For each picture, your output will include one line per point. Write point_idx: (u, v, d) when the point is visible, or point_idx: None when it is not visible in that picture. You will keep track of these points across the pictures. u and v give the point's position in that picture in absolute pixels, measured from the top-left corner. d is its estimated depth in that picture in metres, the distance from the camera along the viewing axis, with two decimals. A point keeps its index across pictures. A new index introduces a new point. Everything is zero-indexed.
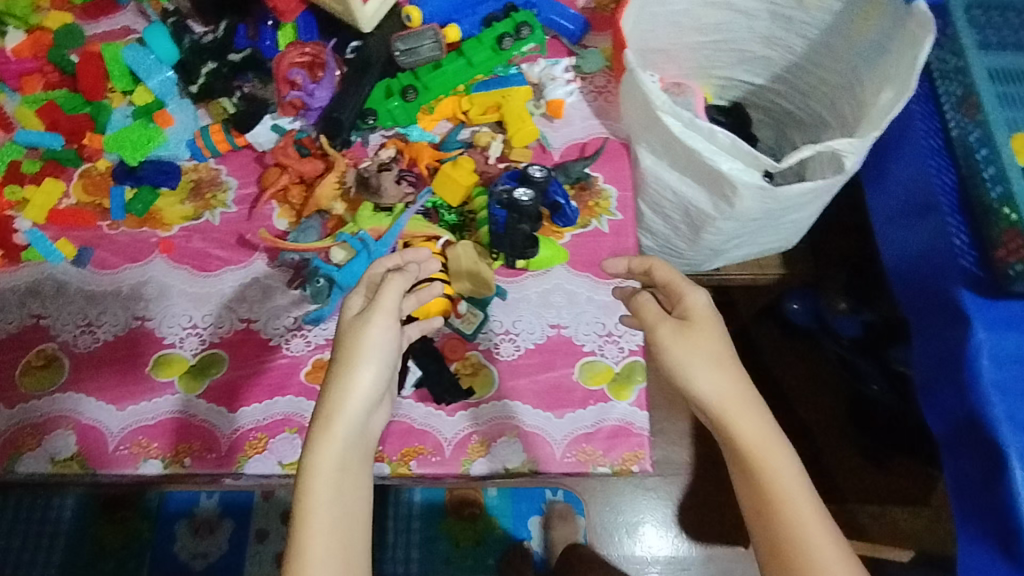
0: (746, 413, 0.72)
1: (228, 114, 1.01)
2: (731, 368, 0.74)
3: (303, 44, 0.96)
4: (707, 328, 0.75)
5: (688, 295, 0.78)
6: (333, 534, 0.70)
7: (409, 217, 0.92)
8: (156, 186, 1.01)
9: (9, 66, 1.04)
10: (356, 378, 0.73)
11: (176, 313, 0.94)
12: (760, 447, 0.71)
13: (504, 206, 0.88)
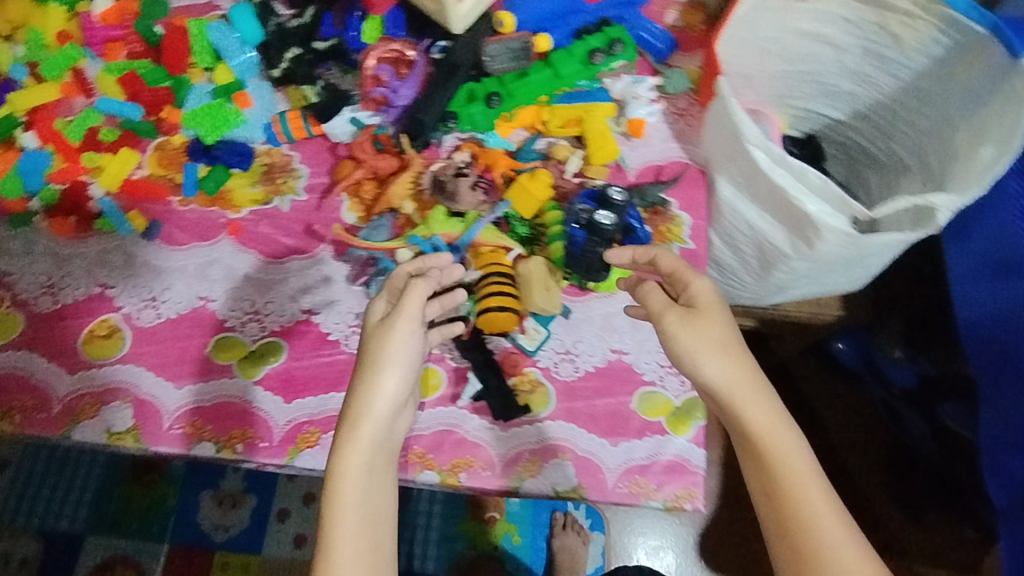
0: (752, 396, 0.71)
1: (309, 103, 1.00)
2: (739, 354, 0.73)
3: (393, 40, 0.96)
4: (715, 316, 0.75)
5: (694, 283, 0.78)
6: (362, 536, 0.69)
7: (482, 226, 0.92)
8: (229, 167, 1.00)
9: (95, 31, 1.04)
10: (382, 382, 0.73)
11: (239, 297, 0.94)
12: (767, 430, 0.70)
13: (583, 227, 0.87)
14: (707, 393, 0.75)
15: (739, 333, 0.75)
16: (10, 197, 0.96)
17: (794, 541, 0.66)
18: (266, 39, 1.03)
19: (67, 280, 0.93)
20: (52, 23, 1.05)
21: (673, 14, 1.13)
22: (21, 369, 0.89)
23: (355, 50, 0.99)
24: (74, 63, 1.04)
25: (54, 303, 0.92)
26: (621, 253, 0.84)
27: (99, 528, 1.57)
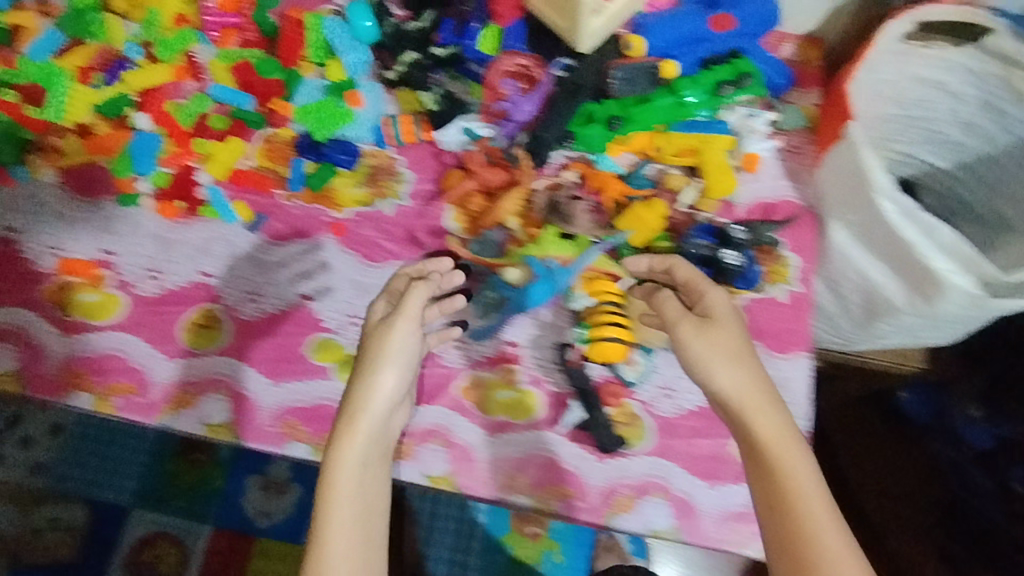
0: (764, 408, 0.69)
1: (424, 109, 0.98)
2: (751, 365, 0.71)
3: (519, 54, 0.94)
4: (729, 326, 0.73)
5: (710, 293, 0.77)
6: (356, 528, 0.67)
7: (596, 253, 0.91)
8: (334, 165, 0.99)
9: (212, 15, 1.02)
10: (379, 375, 0.75)
11: (340, 299, 0.93)
12: (777, 443, 0.67)
13: (706, 261, 0.86)
14: (718, 405, 0.73)
15: (752, 346, 0.74)
16: (119, 176, 0.95)
17: (799, 557, 0.62)
18: (381, 40, 1.02)
19: (172, 266, 0.93)
20: (167, 5, 1.03)
21: (790, 48, 1.10)
22: (123, 352, 0.88)
23: (474, 60, 0.97)
24: (187, 46, 1.03)
25: (158, 288, 0.92)
26: (638, 260, 0.86)
27: (147, 502, 1.42)
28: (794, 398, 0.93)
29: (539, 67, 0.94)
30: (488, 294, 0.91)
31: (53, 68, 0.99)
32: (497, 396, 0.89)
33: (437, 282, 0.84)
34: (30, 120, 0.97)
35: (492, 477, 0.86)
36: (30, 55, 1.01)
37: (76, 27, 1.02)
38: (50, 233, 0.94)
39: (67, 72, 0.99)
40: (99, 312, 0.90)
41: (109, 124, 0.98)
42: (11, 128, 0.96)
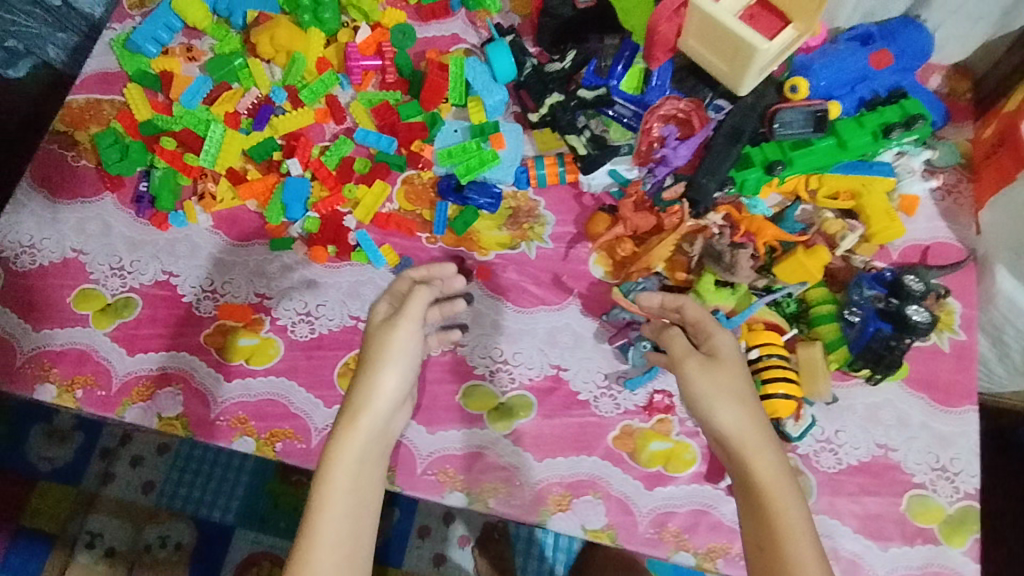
0: (763, 449, 0.72)
1: (574, 152, 0.96)
2: (754, 407, 0.74)
3: (678, 99, 0.92)
4: (735, 367, 0.75)
5: (717, 335, 0.78)
6: (343, 541, 0.72)
7: (760, 305, 0.87)
8: (477, 208, 0.99)
9: (355, 60, 1.04)
10: (381, 382, 0.79)
11: (488, 344, 0.93)
12: (771, 481, 0.70)
13: (884, 315, 0.81)
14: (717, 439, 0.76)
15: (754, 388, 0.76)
16: (271, 221, 0.98)
17: None
18: (523, 82, 1.02)
19: (323, 309, 0.94)
20: (312, 51, 1.06)
21: (937, 79, 1.04)
22: (282, 396, 0.90)
23: (621, 101, 0.96)
24: (329, 90, 1.05)
25: (311, 331, 0.93)
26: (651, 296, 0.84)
27: (251, 520, 1.35)
28: (962, 453, 0.87)
29: (700, 115, 0.92)
30: (643, 344, 0.89)
31: (205, 115, 1.03)
32: (653, 446, 0.87)
33: (439, 287, 0.87)
34: (187, 167, 1.00)
35: (653, 532, 0.84)
36: (182, 102, 1.04)
37: (223, 72, 1.05)
38: (206, 277, 0.96)
39: (217, 117, 1.03)
40: (256, 356, 0.92)
41: (258, 169, 1.02)
42: (169, 174, 0.99)
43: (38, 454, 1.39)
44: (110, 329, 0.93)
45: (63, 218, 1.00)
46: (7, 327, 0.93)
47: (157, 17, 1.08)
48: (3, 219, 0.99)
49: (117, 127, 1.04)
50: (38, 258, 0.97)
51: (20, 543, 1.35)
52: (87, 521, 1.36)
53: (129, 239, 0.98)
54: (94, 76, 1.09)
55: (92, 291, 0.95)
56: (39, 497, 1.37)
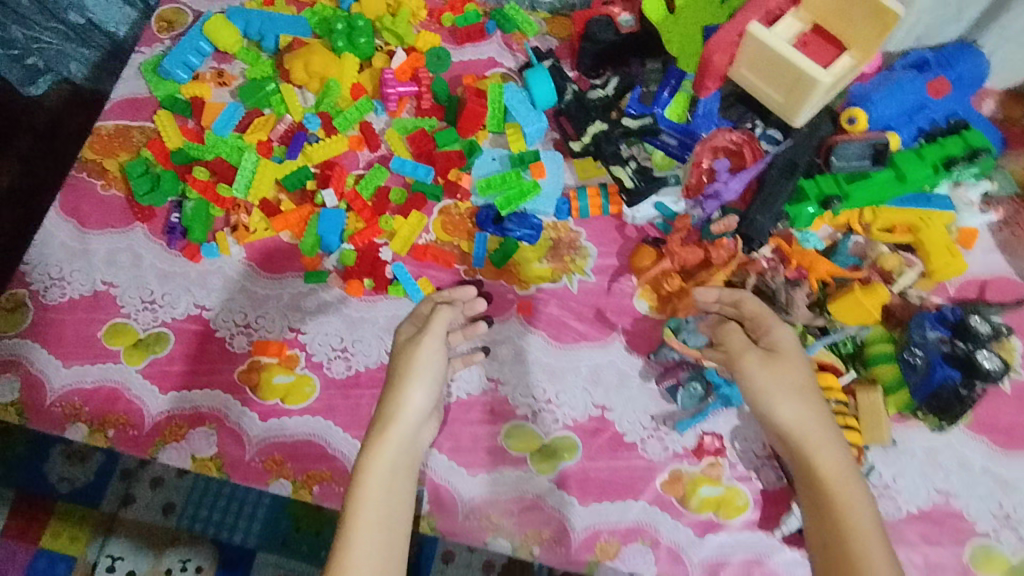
0: (825, 443, 0.70)
1: (620, 185, 0.93)
2: (816, 402, 0.73)
3: (730, 131, 0.90)
4: (797, 360, 0.75)
5: (775, 330, 0.78)
6: (380, 546, 0.69)
7: (818, 347, 0.83)
8: (518, 240, 0.96)
9: (392, 86, 1.02)
10: (411, 396, 0.78)
11: (530, 383, 0.90)
12: (835, 476, 0.68)
13: (954, 363, 0.78)
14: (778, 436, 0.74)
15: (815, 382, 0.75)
16: (307, 254, 0.96)
17: None
18: (563, 108, 0.99)
19: (359, 345, 0.92)
20: (345, 76, 1.03)
21: (990, 105, 0.96)
22: (319, 437, 0.87)
23: (669, 130, 0.94)
24: (364, 116, 1.03)
25: (348, 368, 0.91)
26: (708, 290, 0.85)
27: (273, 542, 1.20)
28: None
29: (752, 148, 0.89)
30: (693, 385, 0.86)
31: (238, 144, 1.01)
32: (703, 492, 0.84)
33: (461, 308, 0.87)
34: (219, 198, 0.97)
35: None
36: (214, 130, 1.02)
37: (256, 98, 1.03)
38: (239, 310, 0.94)
39: (250, 146, 1.01)
40: (292, 395, 0.89)
41: (291, 198, 1.00)
42: (201, 205, 0.97)
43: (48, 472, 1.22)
44: (142, 366, 0.91)
45: (93, 249, 0.98)
46: (37, 363, 0.91)
47: (187, 42, 1.06)
48: (33, 250, 0.98)
49: (147, 155, 1.01)
50: (68, 290, 0.95)
51: (36, 563, 1.20)
52: (106, 545, 1.20)
53: (160, 271, 0.96)
54: (122, 101, 1.07)
55: (124, 326, 0.93)
56: (54, 520, 1.21)
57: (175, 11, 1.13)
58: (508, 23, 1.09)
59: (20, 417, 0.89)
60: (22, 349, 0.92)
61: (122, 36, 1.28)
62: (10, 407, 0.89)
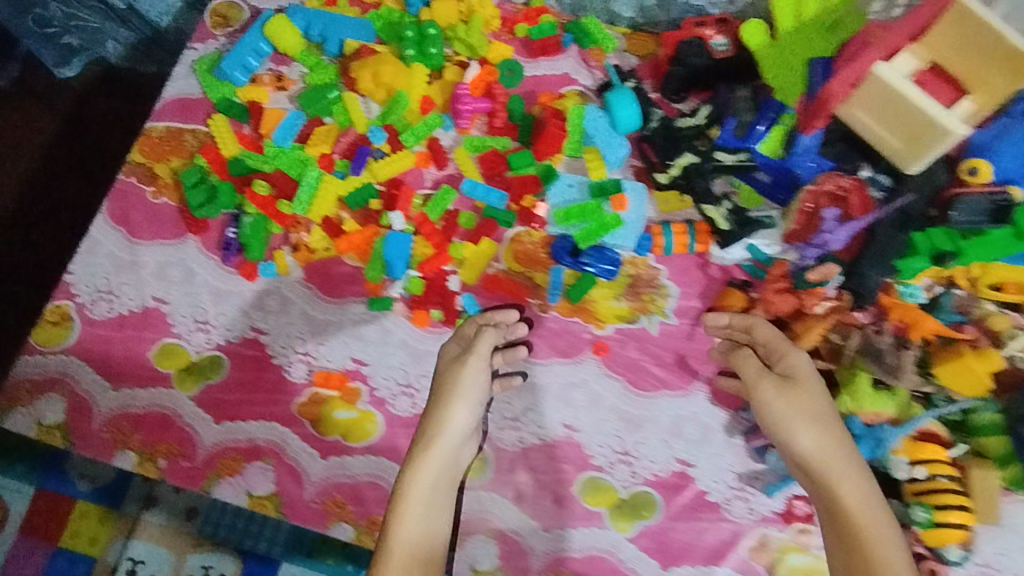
0: (849, 475, 0.73)
1: (714, 227, 0.88)
2: (836, 432, 0.75)
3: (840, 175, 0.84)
4: (813, 388, 0.76)
5: (793, 356, 0.79)
6: (416, 563, 0.70)
7: (926, 420, 0.78)
8: (594, 275, 0.91)
9: (465, 102, 0.96)
10: (453, 414, 0.78)
11: (607, 432, 0.86)
12: (860, 508, 0.71)
13: None
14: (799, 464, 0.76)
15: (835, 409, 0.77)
16: (371, 280, 0.90)
17: None
18: (648, 135, 0.93)
19: (424, 382, 0.87)
20: (414, 88, 0.96)
21: None
22: (385, 480, 0.84)
23: (765, 168, 0.88)
24: (433, 132, 0.97)
25: (413, 407, 0.86)
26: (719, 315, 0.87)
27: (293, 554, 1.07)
28: None
29: (861, 194, 0.83)
30: None
31: (300, 156, 0.94)
32: (789, 561, 0.82)
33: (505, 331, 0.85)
34: (279, 215, 0.92)
35: None
36: (275, 140, 0.96)
37: (318, 107, 0.97)
38: (298, 336, 0.89)
39: (312, 160, 0.94)
40: (354, 432, 0.85)
41: (354, 217, 0.93)
42: (261, 222, 0.91)
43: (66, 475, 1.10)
44: (195, 393, 0.86)
45: (142, 261, 0.92)
46: (83, 384, 0.86)
47: (246, 42, 0.99)
48: (78, 261, 0.92)
49: (201, 163, 0.95)
50: (116, 306, 0.90)
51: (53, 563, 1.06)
52: (127, 545, 1.08)
53: (214, 290, 0.91)
54: (174, 102, 1.00)
55: (176, 348, 0.88)
56: (72, 516, 1.08)
57: (230, 5, 1.05)
58: (587, 37, 1.01)
59: (65, 441, 0.84)
60: (68, 367, 0.87)
61: (165, 26, 1.23)
62: (55, 431, 0.84)
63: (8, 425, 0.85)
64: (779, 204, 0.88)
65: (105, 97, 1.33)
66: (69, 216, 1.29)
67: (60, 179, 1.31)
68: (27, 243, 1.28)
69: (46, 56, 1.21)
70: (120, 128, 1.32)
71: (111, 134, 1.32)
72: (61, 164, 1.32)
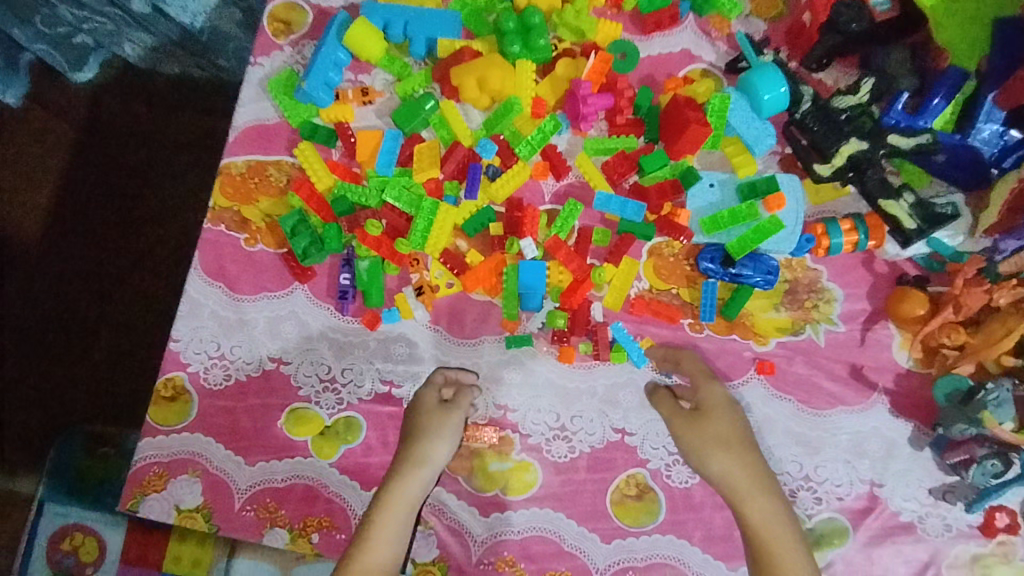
0: (757, 496, 0.70)
1: (895, 222, 0.79)
2: (749, 457, 0.72)
3: None
4: (723, 417, 0.74)
5: (706, 385, 0.77)
6: None
7: None
8: (751, 286, 0.81)
9: (589, 103, 0.83)
10: (431, 453, 0.73)
11: (785, 458, 0.80)
12: (768, 528, 0.68)
13: None
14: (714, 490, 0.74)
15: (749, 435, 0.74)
16: (507, 317, 0.82)
17: None
18: (798, 118, 0.82)
19: (579, 423, 0.81)
20: (523, 91, 0.85)
21: None
22: (553, 533, 0.78)
23: (944, 147, 0.80)
24: (549, 139, 0.85)
25: (570, 450, 0.80)
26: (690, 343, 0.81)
27: None
28: None
29: None
30: (991, 463, 0.75)
31: (406, 185, 0.84)
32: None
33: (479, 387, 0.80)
34: (396, 254, 0.83)
35: None
36: (375, 168, 0.85)
37: (415, 122, 0.85)
38: None
39: (419, 187, 0.84)
40: (512, 484, 0.80)
41: (475, 245, 0.85)
42: (377, 264, 0.82)
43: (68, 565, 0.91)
44: (337, 459, 0.80)
45: (250, 319, 0.83)
46: (216, 461, 0.80)
47: (324, 55, 0.85)
48: (180, 326, 0.83)
49: (296, 202, 0.84)
50: (232, 372, 0.82)
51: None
52: None
53: (334, 343, 0.83)
54: (249, 130, 0.88)
55: (306, 412, 0.81)
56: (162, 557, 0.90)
57: (289, 7, 0.91)
58: (707, 4, 0.87)
59: (209, 524, 0.79)
60: (194, 446, 0.80)
61: (196, 28, 1.00)
62: (196, 514, 0.79)
63: (143, 513, 0.79)
64: (964, 189, 0.81)
65: (139, 101, 1.21)
66: (128, 241, 1.20)
67: (110, 207, 1.21)
68: (91, 276, 1.19)
69: (54, 60, 1.04)
70: (153, 138, 1.21)
71: (142, 144, 1.22)
72: (98, 184, 1.21)
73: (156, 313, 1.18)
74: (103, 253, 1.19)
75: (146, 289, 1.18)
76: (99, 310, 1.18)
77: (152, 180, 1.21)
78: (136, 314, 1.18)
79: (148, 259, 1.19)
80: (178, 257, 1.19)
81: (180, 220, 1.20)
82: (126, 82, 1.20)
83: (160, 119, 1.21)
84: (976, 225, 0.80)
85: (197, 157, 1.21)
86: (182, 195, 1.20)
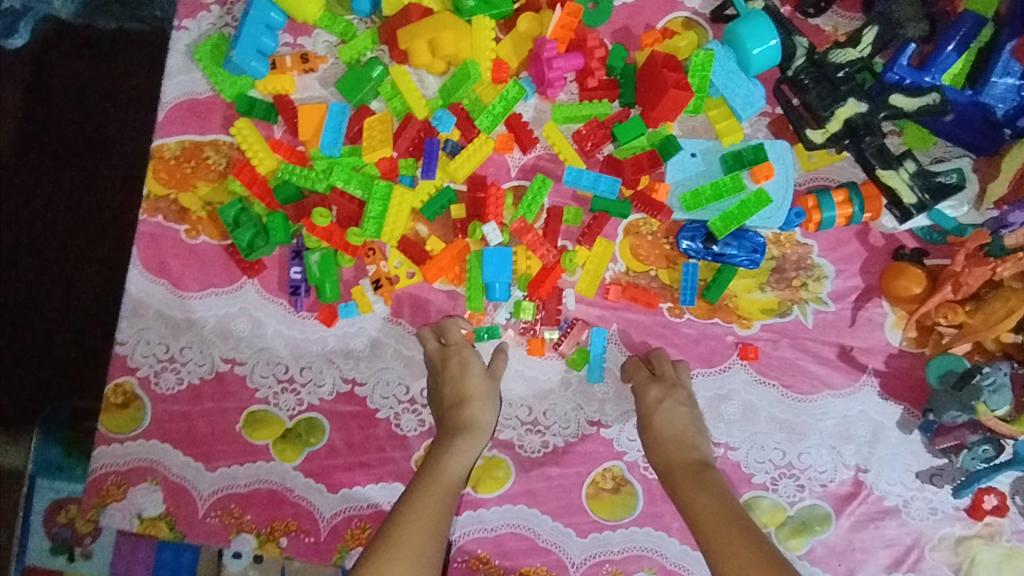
0: (692, 484, 0.66)
1: (894, 193, 0.73)
2: (684, 446, 0.69)
3: None
4: (665, 409, 0.71)
5: (647, 377, 0.74)
6: None
7: None
8: (735, 266, 0.75)
9: (555, 66, 0.74)
10: (446, 467, 0.68)
11: (768, 446, 0.76)
12: (709, 507, 0.63)
13: None
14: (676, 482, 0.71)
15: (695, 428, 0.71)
16: (472, 308, 0.77)
17: None
18: (790, 75, 0.73)
19: (552, 417, 0.77)
20: (481, 53, 0.75)
21: None
22: (527, 529, 0.76)
23: (953, 106, 0.72)
24: (512, 107, 0.76)
25: (542, 445, 0.77)
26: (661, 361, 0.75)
27: None
28: None
29: None
30: (983, 448, 0.72)
31: (356, 165, 0.77)
32: (982, 558, 0.75)
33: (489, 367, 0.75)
34: (349, 245, 0.76)
35: None
36: (321, 148, 0.77)
37: (363, 92, 0.76)
38: (399, 382, 0.77)
39: (371, 166, 0.77)
40: (483, 481, 0.76)
41: (435, 229, 0.78)
42: (329, 257, 0.76)
43: (66, 539, 0.89)
44: (300, 462, 0.77)
45: (198, 318, 0.78)
46: (175, 469, 0.77)
47: (254, 16, 0.75)
48: (124, 329, 0.78)
49: (236, 188, 0.77)
50: (184, 375, 0.78)
51: None
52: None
53: (290, 340, 0.78)
54: (179, 107, 0.79)
55: (266, 415, 0.77)
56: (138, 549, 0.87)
57: None
58: None
59: (173, 532, 0.76)
60: (151, 454, 0.77)
61: None
62: (160, 522, 0.76)
63: (105, 523, 0.77)
64: (973, 153, 0.74)
65: (51, 61, 1.04)
66: (45, 223, 1.04)
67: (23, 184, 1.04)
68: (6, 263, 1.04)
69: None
70: (64, 101, 1.04)
71: (65, 109, 1.04)
72: (23, 159, 1.04)
73: (96, 309, 1.02)
74: (18, 236, 1.04)
75: (66, 274, 1.03)
76: (19, 302, 1.03)
77: (81, 155, 1.04)
78: (74, 312, 1.02)
79: (82, 247, 1.03)
80: (102, 239, 1.03)
81: (101, 198, 1.03)
82: (58, 43, 1.04)
83: (91, 79, 1.03)
84: (982, 196, 0.73)
85: (116, 128, 1.03)
86: (100, 170, 1.03)
